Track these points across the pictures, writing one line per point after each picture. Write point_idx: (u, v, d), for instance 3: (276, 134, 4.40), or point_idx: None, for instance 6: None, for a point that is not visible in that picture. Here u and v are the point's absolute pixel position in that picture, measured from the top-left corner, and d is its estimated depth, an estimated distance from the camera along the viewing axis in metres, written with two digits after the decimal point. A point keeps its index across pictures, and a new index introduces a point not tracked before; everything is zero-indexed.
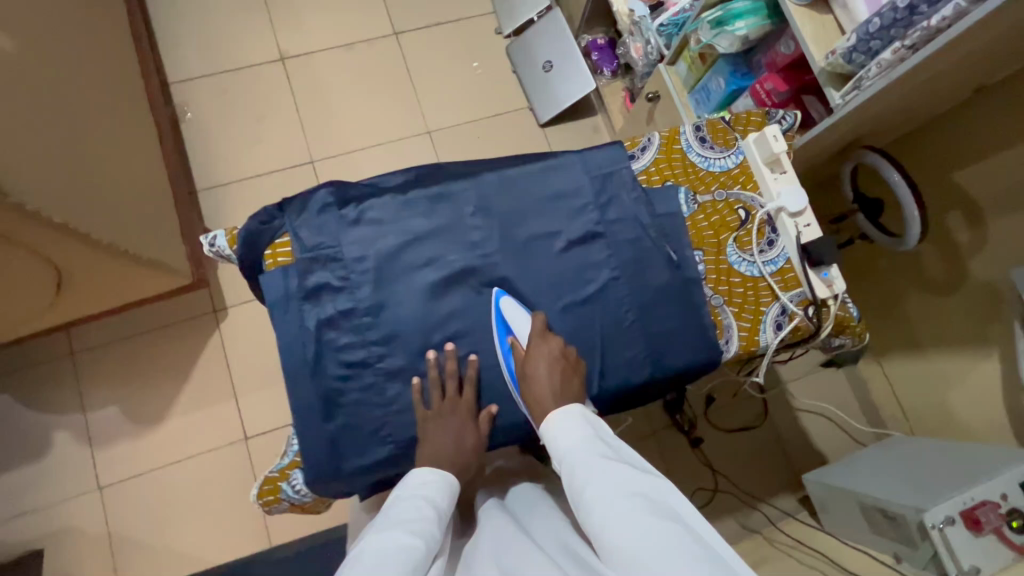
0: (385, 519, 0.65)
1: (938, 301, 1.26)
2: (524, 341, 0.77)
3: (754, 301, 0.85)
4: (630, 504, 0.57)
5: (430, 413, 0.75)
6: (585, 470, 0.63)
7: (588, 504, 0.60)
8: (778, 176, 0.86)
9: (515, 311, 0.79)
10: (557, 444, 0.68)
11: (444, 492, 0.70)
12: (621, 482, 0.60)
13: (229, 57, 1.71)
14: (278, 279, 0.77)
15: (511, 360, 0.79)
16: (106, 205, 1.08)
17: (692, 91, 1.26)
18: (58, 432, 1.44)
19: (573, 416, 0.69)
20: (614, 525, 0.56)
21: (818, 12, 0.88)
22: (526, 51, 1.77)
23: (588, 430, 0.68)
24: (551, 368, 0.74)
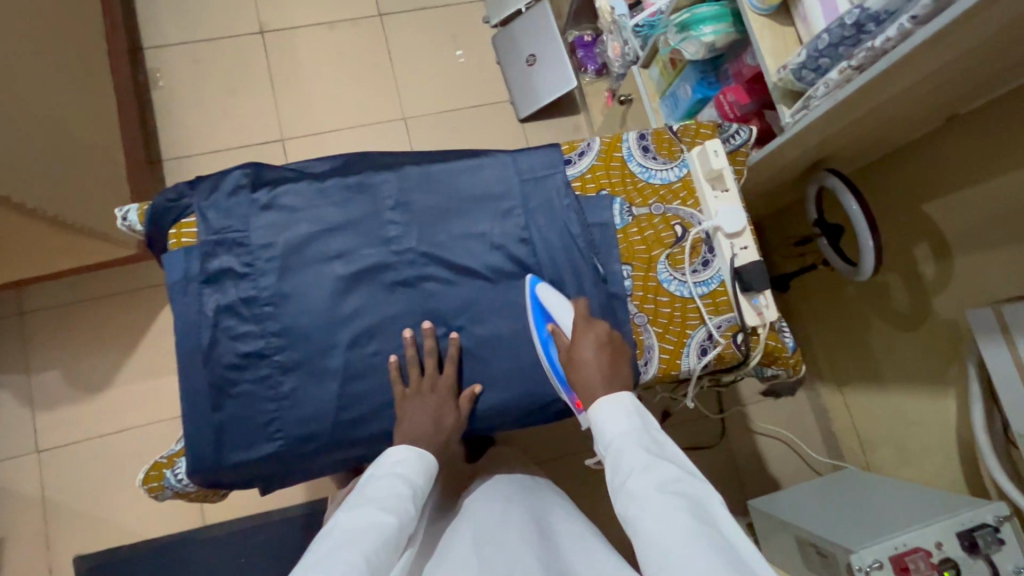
0: (357, 497, 0.64)
1: (900, 335, 1.21)
2: (569, 329, 0.74)
3: (680, 323, 0.81)
4: (669, 502, 0.54)
5: (409, 392, 0.74)
6: (629, 459, 0.60)
7: (626, 495, 0.57)
8: (719, 194, 0.82)
9: (556, 299, 0.76)
10: (602, 431, 0.65)
11: (421, 470, 0.69)
12: (663, 479, 0.57)
13: (207, 26, 1.68)
14: (179, 259, 0.74)
15: (549, 345, 0.76)
16: (45, 170, 1.05)
17: (663, 97, 1.21)
18: (0, 391, 1.43)
19: (621, 405, 0.66)
20: (650, 524, 0.53)
21: (779, 24, 0.84)
22: (511, 43, 1.72)
23: (636, 420, 0.65)
24: (598, 356, 0.71)
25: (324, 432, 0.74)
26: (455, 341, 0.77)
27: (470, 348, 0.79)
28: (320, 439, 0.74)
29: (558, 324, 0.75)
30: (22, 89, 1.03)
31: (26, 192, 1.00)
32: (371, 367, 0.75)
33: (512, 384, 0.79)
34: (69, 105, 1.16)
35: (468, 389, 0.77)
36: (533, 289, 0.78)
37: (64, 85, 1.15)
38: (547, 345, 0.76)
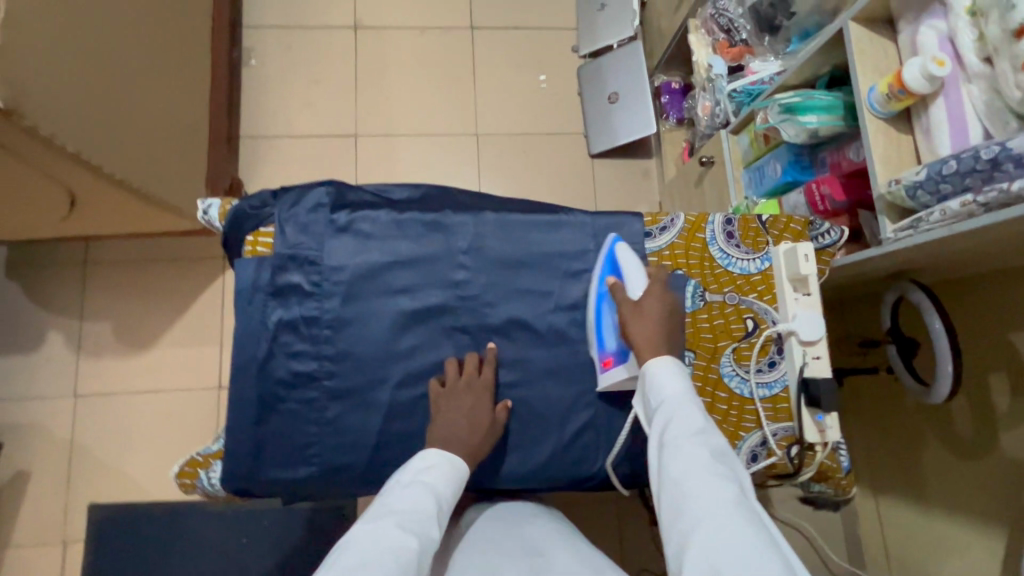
0: (381, 506, 0.61)
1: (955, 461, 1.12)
2: (637, 292, 0.72)
3: (734, 423, 0.78)
4: (714, 471, 0.57)
5: (444, 390, 0.73)
6: (682, 422, 0.62)
7: (674, 453, 0.60)
8: (800, 297, 0.78)
9: (631, 259, 0.75)
10: (658, 388, 0.66)
11: (450, 482, 0.66)
12: (712, 448, 0.59)
13: (306, 14, 1.72)
14: (250, 268, 0.74)
15: (605, 306, 0.75)
16: (144, 146, 1.08)
17: (748, 167, 1.18)
18: (53, 331, 1.49)
19: (681, 372, 0.67)
20: (695, 485, 0.56)
21: (897, 130, 0.80)
22: (596, 77, 1.70)
23: (692, 392, 0.66)
24: (664, 316, 0.70)
25: (359, 464, 0.73)
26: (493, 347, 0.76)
27: (516, 406, 0.77)
28: (354, 470, 0.73)
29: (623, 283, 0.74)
30: (140, 64, 1.06)
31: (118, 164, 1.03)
32: (416, 408, 0.75)
33: (550, 448, 0.77)
34: (173, 82, 1.20)
35: (502, 401, 0.75)
36: (612, 245, 0.77)
37: (172, 63, 1.19)
38: (602, 300, 0.76)
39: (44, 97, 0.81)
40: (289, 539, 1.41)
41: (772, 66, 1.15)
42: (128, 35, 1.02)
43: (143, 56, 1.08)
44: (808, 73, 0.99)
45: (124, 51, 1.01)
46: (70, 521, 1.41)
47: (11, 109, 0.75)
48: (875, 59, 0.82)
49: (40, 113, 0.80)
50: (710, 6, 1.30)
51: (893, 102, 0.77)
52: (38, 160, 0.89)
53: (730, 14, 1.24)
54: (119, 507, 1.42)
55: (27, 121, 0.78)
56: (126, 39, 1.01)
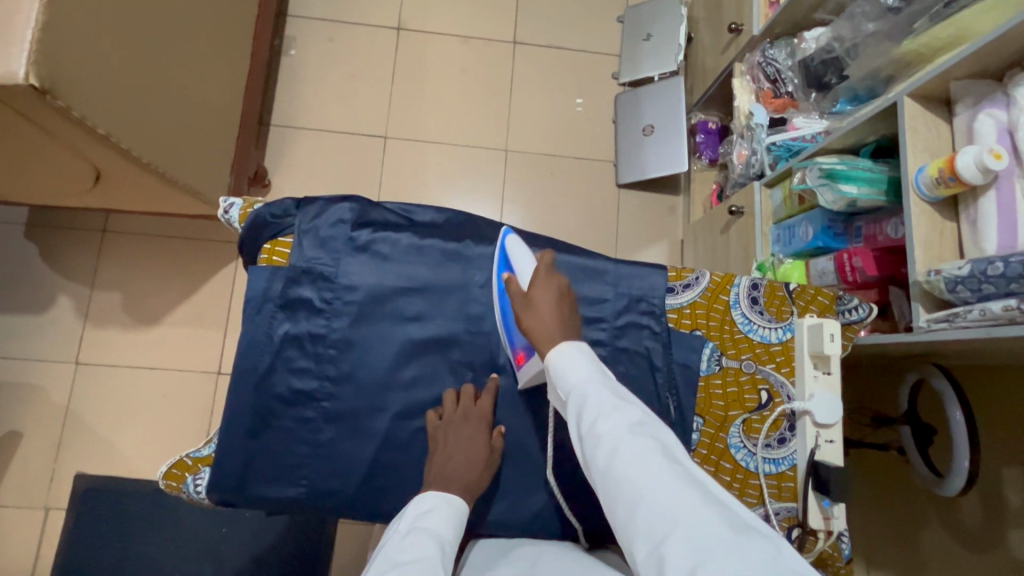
0: (382, 563, 0.58)
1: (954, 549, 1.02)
2: (526, 279, 0.70)
3: (736, 496, 0.75)
4: (636, 446, 0.54)
5: (441, 423, 0.72)
6: (595, 405, 0.57)
7: (596, 443, 0.55)
8: (819, 375, 0.76)
9: (521, 250, 0.73)
10: (563, 377, 0.61)
11: (450, 522, 0.64)
12: (630, 423, 0.56)
13: (351, 10, 1.72)
14: (264, 276, 0.73)
15: (506, 299, 0.73)
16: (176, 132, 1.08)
17: (778, 224, 1.15)
18: (62, 296, 1.49)
19: (579, 355, 0.62)
20: (628, 471, 0.52)
21: (940, 215, 0.77)
22: (633, 107, 1.68)
23: (597, 367, 0.62)
24: (558, 304, 0.67)
25: (347, 492, 0.72)
26: (494, 382, 0.74)
27: (513, 452, 0.75)
28: (341, 496, 0.72)
29: (515, 274, 0.72)
30: (182, 50, 1.06)
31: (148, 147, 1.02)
32: (412, 440, 0.73)
33: (542, 497, 0.75)
34: (213, 70, 1.19)
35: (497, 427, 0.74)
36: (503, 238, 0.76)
37: (214, 51, 1.19)
38: (503, 294, 0.73)
39: (82, 77, 0.80)
40: (267, 535, 1.40)
41: (816, 124, 1.12)
42: (173, 21, 1.01)
43: (186, 42, 1.07)
44: (852, 139, 0.96)
45: (168, 36, 1.01)
46: (54, 488, 1.41)
47: (47, 89, 0.75)
48: (927, 138, 0.79)
49: (75, 94, 0.80)
50: (758, 53, 1.27)
51: (942, 188, 0.74)
52: (67, 137, 0.88)
53: (778, 64, 1.23)
54: (104, 480, 1.42)
55: (61, 101, 0.78)
56: (172, 25, 1.01)
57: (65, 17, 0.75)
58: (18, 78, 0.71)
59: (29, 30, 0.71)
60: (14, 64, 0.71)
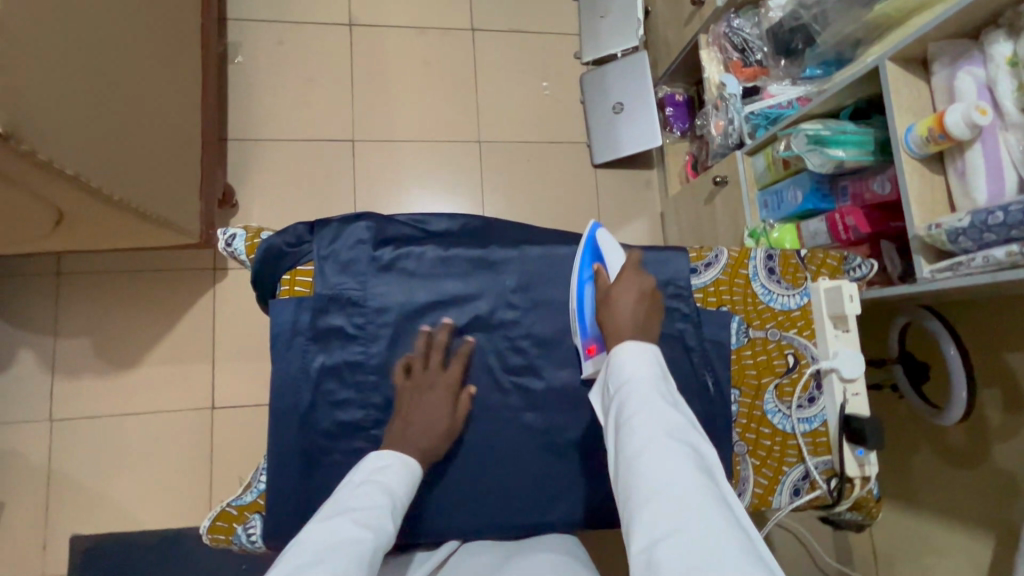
0: (331, 507, 0.58)
1: (947, 472, 1.08)
2: (614, 272, 0.69)
3: (778, 458, 0.80)
4: (673, 455, 0.51)
5: (409, 384, 0.70)
6: (643, 413, 0.54)
7: (630, 440, 0.53)
8: (839, 334, 0.80)
9: (611, 244, 0.73)
10: (621, 374, 0.57)
11: (404, 481, 0.63)
12: (674, 445, 0.52)
13: (297, 9, 1.63)
14: (289, 310, 0.70)
15: (586, 288, 0.72)
16: (145, 163, 1.00)
17: (764, 190, 1.19)
18: (23, 350, 1.37)
19: (643, 354, 0.58)
20: (654, 476, 0.50)
21: (930, 170, 0.82)
22: (600, 86, 1.68)
23: (659, 375, 0.57)
24: (637, 302, 0.64)
25: (411, 515, 0.72)
26: (467, 344, 0.73)
27: (568, 451, 0.75)
28: (405, 520, 0.72)
29: (604, 266, 0.72)
30: (136, 73, 0.97)
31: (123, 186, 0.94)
32: (469, 458, 0.74)
33: (602, 491, 0.76)
34: (170, 90, 1.10)
35: (468, 389, 0.73)
36: (590, 234, 0.75)
37: (166, 67, 1.09)
38: (583, 288, 0.72)
39: (44, 115, 0.72)
40: None
41: (790, 90, 1.18)
42: (124, 42, 0.92)
43: (140, 64, 0.99)
44: (833, 104, 1.00)
45: (121, 60, 0.92)
46: (50, 553, 1.32)
47: (10, 134, 0.67)
48: (909, 98, 0.84)
49: (40, 134, 0.72)
50: (723, 24, 1.30)
51: (932, 145, 0.78)
52: (30, 185, 0.80)
53: (745, 33, 1.27)
54: (106, 537, 1.34)
55: (27, 145, 0.70)
56: (121, 45, 0.92)
57: (14, 49, 0.67)
58: None
59: None
60: None
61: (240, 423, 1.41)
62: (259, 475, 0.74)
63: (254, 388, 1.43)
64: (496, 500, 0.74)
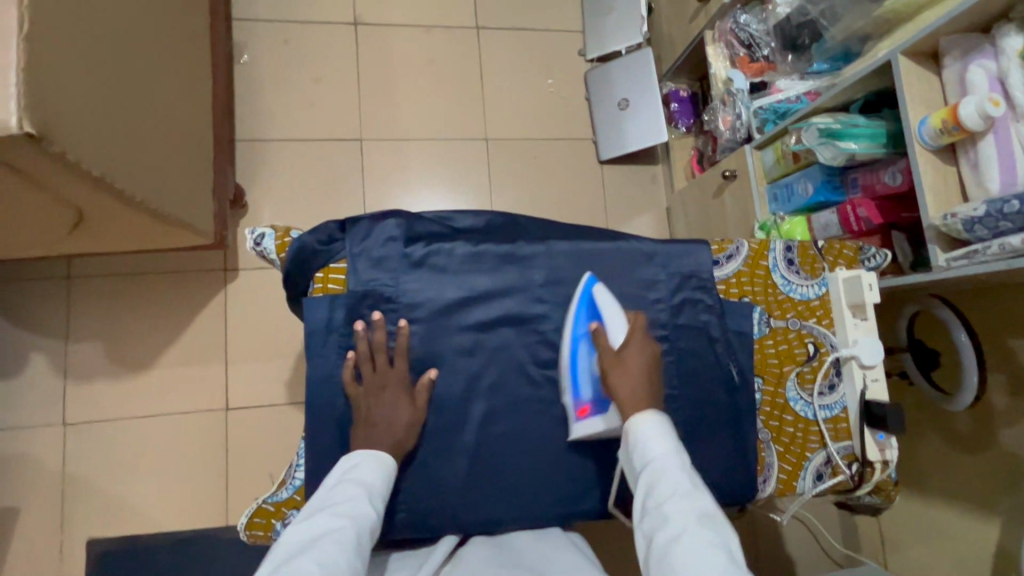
0: (313, 504, 0.63)
1: (953, 456, 1.08)
2: (616, 341, 0.70)
3: (801, 444, 0.82)
4: (699, 535, 0.55)
5: (360, 390, 0.71)
6: (668, 486, 0.59)
7: (658, 520, 0.57)
8: (858, 322, 0.82)
9: (610, 302, 0.73)
10: (640, 447, 0.63)
11: (378, 470, 0.67)
12: (700, 513, 0.56)
13: (302, 8, 1.62)
14: (323, 307, 0.71)
15: (580, 345, 0.73)
16: (164, 164, 1.00)
17: (773, 183, 1.21)
18: (35, 354, 1.36)
19: (660, 434, 0.63)
20: (682, 555, 0.53)
21: (942, 162, 0.85)
22: (605, 82, 1.69)
23: (675, 448, 0.63)
24: (643, 372, 0.68)
25: (448, 509, 0.72)
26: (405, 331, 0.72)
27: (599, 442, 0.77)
28: (442, 515, 0.72)
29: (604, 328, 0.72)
30: (155, 74, 0.97)
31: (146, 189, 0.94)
32: (504, 453, 0.74)
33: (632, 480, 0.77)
34: (185, 91, 1.10)
35: (423, 377, 0.72)
36: (587, 287, 0.75)
37: (181, 68, 1.09)
38: (578, 347, 0.73)
39: (73, 117, 0.73)
40: None
41: (799, 85, 1.19)
42: (142, 43, 0.92)
43: (158, 65, 0.98)
44: (844, 98, 1.02)
45: (140, 61, 0.92)
46: (67, 558, 1.31)
47: (43, 136, 0.67)
48: (922, 92, 0.86)
49: (69, 136, 0.71)
50: (729, 20, 1.31)
51: (945, 137, 0.81)
52: (56, 187, 0.80)
53: (751, 30, 1.29)
54: (124, 540, 1.34)
55: (57, 147, 0.69)
56: (140, 46, 0.92)
57: (45, 51, 0.67)
58: (11, 128, 0.63)
59: (12, 71, 0.63)
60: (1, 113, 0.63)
61: (255, 423, 1.41)
62: (294, 471, 0.75)
63: (268, 388, 1.43)
64: (531, 493, 0.74)
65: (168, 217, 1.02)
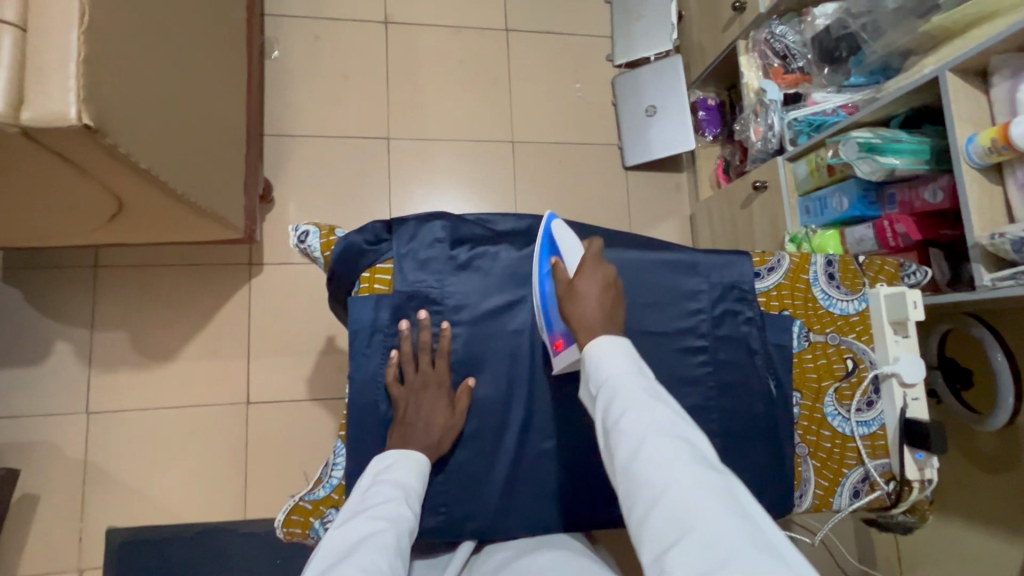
0: (349, 507, 0.62)
1: (974, 475, 1.05)
2: (573, 265, 0.69)
3: (838, 460, 0.82)
4: (664, 444, 0.52)
5: (403, 389, 0.71)
6: (625, 400, 0.55)
7: (619, 437, 0.54)
8: (899, 339, 0.82)
9: (566, 235, 0.72)
10: (595, 371, 0.59)
11: (413, 471, 0.67)
12: (659, 422, 0.53)
13: (334, 6, 1.63)
14: (370, 307, 0.72)
15: (545, 282, 0.71)
16: (203, 159, 1.00)
17: (805, 196, 1.21)
18: (60, 342, 1.37)
19: (613, 350, 0.60)
20: (648, 469, 0.51)
21: (989, 181, 0.84)
22: (633, 88, 1.69)
23: (633, 363, 0.59)
24: (602, 292, 0.65)
25: (487, 513, 0.72)
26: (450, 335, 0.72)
27: None
28: (481, 518, 0.72)
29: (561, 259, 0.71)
30: (197, 67, 0.97)
31: (188, 183, 0.94)
32: (544, 458, 0.74)
33: None
34: (224, 84, 1.10)
35: (462, 383, 0.72)
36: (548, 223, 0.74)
37: (221, 61, 1.09)
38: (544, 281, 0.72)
39: (125, 109, 0.73)
40: None
41: (835, 97, 1.18)
42: (187, 36, 0.92)
43: (201, 60, 0.99)
44: (884, 113, 1.02)
45: (185, 53, 0.92)
46: (86, 546, 1.32)
47: (99, 128, 0.67)
48: (970, 110, 0.85)
49: (121, 128, 0.72)
50: (764, 30, 1.31)
51: (994, 155, 0.80)
52: (103, 178, 0.80)
53: (787, 41, 1.28)
54: (142, 530, 1.34)
55: (111, 139, 0.70)
56: (185, 39, 0.92)
57: (102, 44, 0.67)
58: (71, 119, 0.63)
59: (73, 63, 0.63)
60: (60, 104, 0.63)
61: (276, 418, 1.41)
62: (330, 469, 0.75)
63: (289, 384, 1.43)
64: (568, 501, 0.74)
65: (205, 211, 1.02)
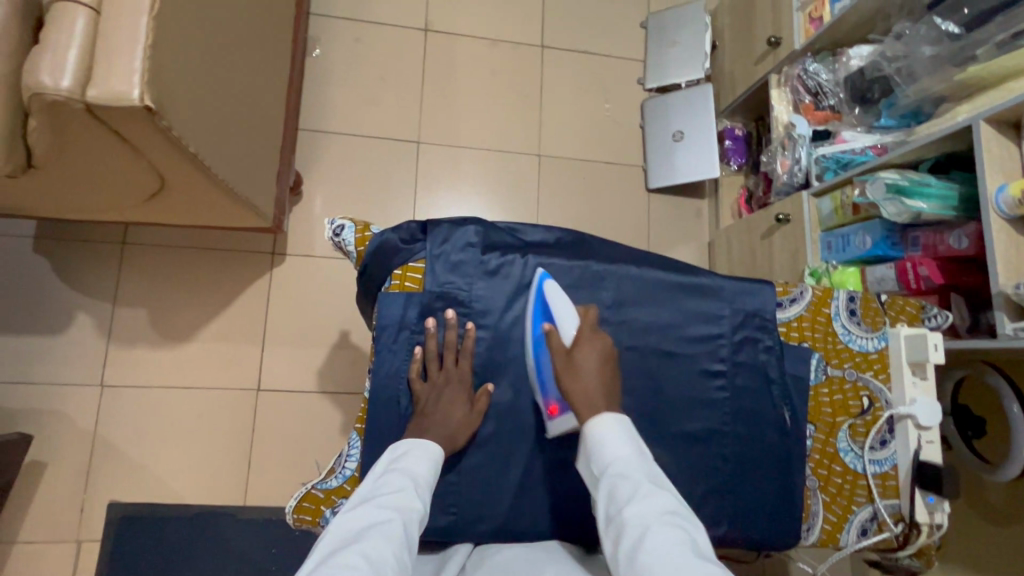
0: (361, 495, 0.62)
1: (981, 527, 1.03)
2: (568, 336, 0.70)
3: (847, 497, 0.82)
4: (662, 529, 0.54)
5: (425, 385, 0.73)
6: (629, 488, 0.58)
7: (622, 523, 0.56)
8: (917, 381, 0.82)
9: (560, 299, 0.73)
10: (599, 455, 0.62)
11: (426, 462, 0.66)
12: (659, 510, 0.56)
13: (377, 10, 1.67)
14: (399, 303, 0.74)
15: (540, 348, 0.73)
16: (245, 148, 1.03)
17: (828, 231, 1.22)
18: (81, 313, 1.40)
19: (616, 435, 0.63)
20: (647, 556, 0.52)
21: (1016, 232, 0.85)
22: (662, 113, 1.71)
23: (633, 447, 0.63)
24: (600, 366, 0.68)
25: (497, 516, 0.73)
26: (473, 337, 0.74)
27: None
28: (491, 520, 0.73)
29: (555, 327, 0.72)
30: (248, 59, 1.00)
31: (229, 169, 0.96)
32: (557, 466, 0.75)
33: None
34: (269, 78, 1.14)
35: (482, 387, 0.74)
36: (539, 284, 0.76)
37: (269, 55, 1.12)
38: (539, 348, 0.73)
39: (182, 95, 0.76)
40: None
41: (865, 137, 1.18)
42: (243, 29, 0.96)
43: (252, 53, 1.02)
44: (913, 156, 1.03)
45: (239, 46, 0.95)
46: (86, 518, 1.33)
47: (158, 111, 0.70)
48: (1001, 161, 0.87)
49: (176, 113, 0.74)
50: (798, 67, 1.33)
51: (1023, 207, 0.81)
52: (150, 157, 0.82)
53: (819, 78, 1.29)
54: (143, 507, 1.35)
55: (167, 122, 0.72)
56: (240, 32, 0.95)
57: (168, 33, 0.70)
58: (133, 99, 0.66)
59: (140, 46, 0.66)
60: (125, 85, 0.66)
61: (284, 406, 1.43)
62: (344, 459, 0.76)
63: (300, 374, 1.44)
64: (577, 510, 0.75)
65: (242, 198, 1.05)
